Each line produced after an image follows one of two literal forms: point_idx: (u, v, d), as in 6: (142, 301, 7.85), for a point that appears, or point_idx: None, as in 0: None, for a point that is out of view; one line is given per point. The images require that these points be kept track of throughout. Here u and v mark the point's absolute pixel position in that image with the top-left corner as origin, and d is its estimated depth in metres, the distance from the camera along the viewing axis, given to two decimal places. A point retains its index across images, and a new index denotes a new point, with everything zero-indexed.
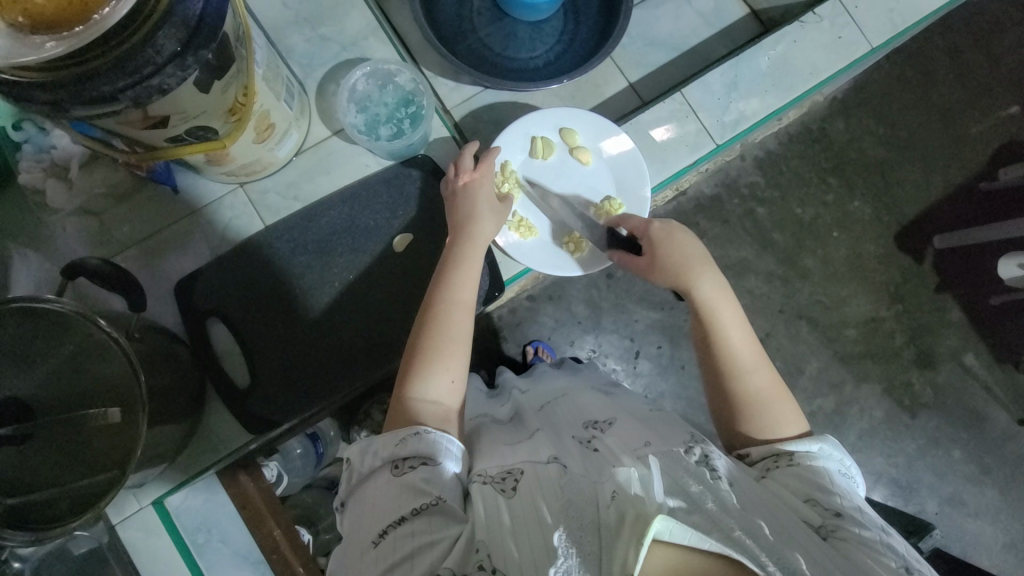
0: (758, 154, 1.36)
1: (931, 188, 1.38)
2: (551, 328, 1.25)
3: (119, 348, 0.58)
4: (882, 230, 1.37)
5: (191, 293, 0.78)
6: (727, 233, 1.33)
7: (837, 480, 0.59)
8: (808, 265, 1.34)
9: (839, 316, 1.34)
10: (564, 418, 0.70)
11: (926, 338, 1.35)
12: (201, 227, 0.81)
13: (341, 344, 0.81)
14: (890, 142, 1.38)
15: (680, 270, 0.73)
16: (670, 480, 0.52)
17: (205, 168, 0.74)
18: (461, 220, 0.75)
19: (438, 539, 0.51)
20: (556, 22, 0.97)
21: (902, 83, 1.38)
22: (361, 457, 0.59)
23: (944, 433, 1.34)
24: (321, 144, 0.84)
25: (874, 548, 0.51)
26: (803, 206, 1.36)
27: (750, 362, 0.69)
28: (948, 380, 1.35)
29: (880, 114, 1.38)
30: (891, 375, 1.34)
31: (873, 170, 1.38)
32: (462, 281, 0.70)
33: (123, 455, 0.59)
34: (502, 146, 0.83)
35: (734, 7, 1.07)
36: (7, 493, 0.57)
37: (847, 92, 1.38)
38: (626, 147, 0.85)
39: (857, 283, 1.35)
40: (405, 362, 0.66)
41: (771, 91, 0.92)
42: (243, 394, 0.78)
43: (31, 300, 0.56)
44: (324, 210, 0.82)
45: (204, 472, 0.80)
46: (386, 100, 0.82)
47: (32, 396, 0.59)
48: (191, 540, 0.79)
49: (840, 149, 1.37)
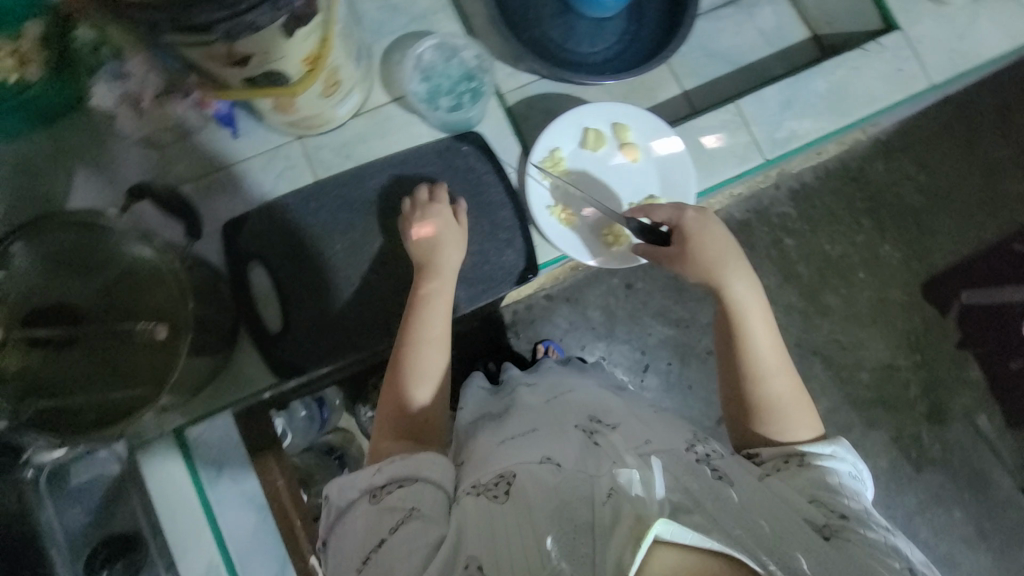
0: (794, 185, 1.35)
1: (964, 242, 1.37)
2: (563, 330, 1.25)
3: (174, 273, 0.62)
4: (908, 277, 1.35)
5: (238, 234, 0.80)
6: (752, 260, 1.33)
7: (844, 483, 0.61)
8: (829, 303, 1.34)
9: (855, 358, 1.33)
10: (567, 408, 0.71)
11: (940, 392, 1.33)
12: (253, 173, 0.84)
13: (361, 309, 0.82)
14: (927, 191, 1.37)
15: (716, 265, 0.72)
16: (672, 478, 0.55)
17: (269, 115, 0.76)
18: (427, 254, 0.76)
19: (422, 547, 0.54)
20: (619, 21, 0.99)
21: (947, 133, 1.37)
22: (340, 492, 0.62)
23: (947, 491, 1.32)
24: (378, 109, 0.86)
25: (878, 549, 0.52)
26: (832, 242, 1.35)
27: (772, 368, 0.70)
28: (957, 438, 1.33)
29: (921, 161, 1.37)
30: (899, 425, 1.32)
31: (908, 216, 1.37)
32: (430, 317, 0.72)
33: (158, 376, 0.61)
34: (555, 132, 0.85)
35: (796, 32, 1.09)
36: (38, 395, 0.59)
37: (890, 135, 1.37)
38: (677, 149, 0.86)
39: (876, 327, 1.34)
40: (381, 404, 0.68)
41: (825, 114, 0.92)
42: (273, 337, 0.80)
43: (104, 221, 0.61)
44: (374, 171, 0.84)
45: (219, 411, 0.82)
46: (449, 73, 0.86)
47: (78, 304, 0.61)
48: (202, 473, 0.81)
49: (876, 191, 1.37)
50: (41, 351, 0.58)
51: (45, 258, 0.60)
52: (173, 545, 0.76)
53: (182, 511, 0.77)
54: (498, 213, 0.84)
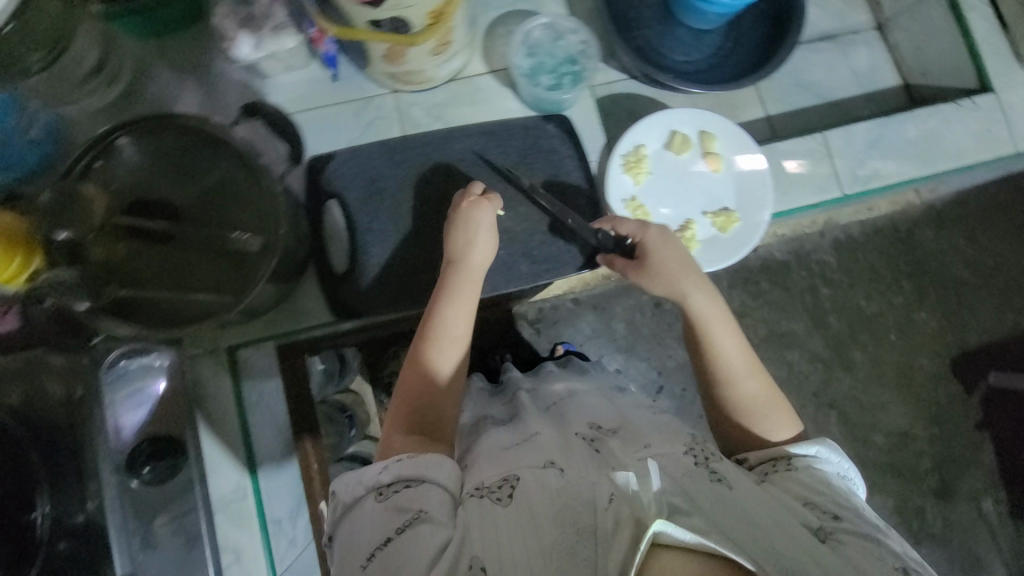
0: (839, 236, 1.34)
1: (1002, 323, 1.35)
2: (585, 336, 1.25)
3: (272, 188, 0.62)
4: (939, 348, 1.34)
5: (321, 173, 0.83)
6: (785, 302, 1.33)
7: (835, 482, 0.64)
8: (854, 359, 1.32)
9: (872, 419, 1.31)
10: (571, 415, 0.73)
11: (951, 469, 1.31)
12: (342, 119, 0.86)
13: (410, 269, 0.84)
14: (973, 266, 1.35)
15: (675, 280, 0.75)
16: (671, 481, 0.56)
17: (376, 63, 0.78)
18: (457, 249, 0.76)
19: (429, 549, 0.53)
20: (718, 36, 0.98)
21: (1003, 213, 1.36)
22: (348, 487, 0.61)
23: (941, 570, 1.28)
24: (472, 79, 0.88)
25: (871, 547, 0.55)
26: (868, 299, 1.34)
27: (743, 373, 0.73)
28: (961, 519, 1.30)
29: (971, 236, 1.36)
30: (906, 494, 1.29)
31: (949, 288, 1.35)
32: (454, 314, 0.71)
33: (241, 286, 0.62)
34: (642, 128, 0.86)
35: (889, 77, 1.09)
36: (122, 284, 0.61)
37: (944, 204, 1.37)
38: (760, 166, 0.86)
39: (898, 392, 1.33)
40: (398, 396, 0.69)
41: (910, 159, 0.92)
42: (338, 278, 0.82)
43: (215, 129, 0.62)
44: (460, 135, 0.86)
45: (263, 340, 0.84)
46: (554, 52, 0.86)
47: (178, 205, 0.63)
48: (246, 394, 0.83)
49: (922, 258, 1.35)
50: (141, 241, 0.62)
51: (157, 157, 0.64)
52: (211, 461, 0.77)
53: (223, 426, 0.79)
54: (574, 197, 0.85)
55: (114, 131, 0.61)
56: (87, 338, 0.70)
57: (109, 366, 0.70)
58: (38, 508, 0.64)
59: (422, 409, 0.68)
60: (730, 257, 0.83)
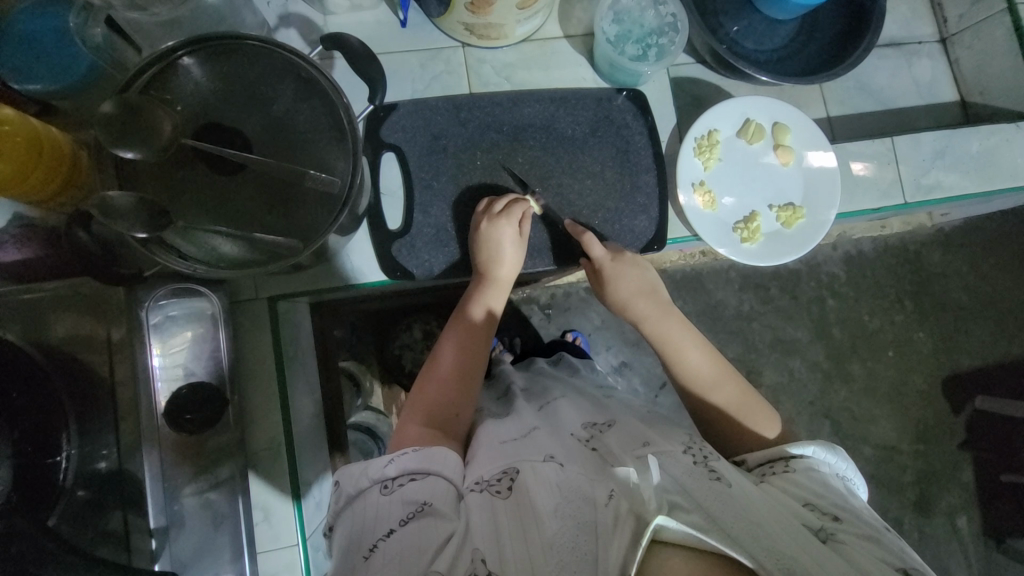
0: (850, 250, 1.36)
1: (995, 350, 1.37)
2: (594, 326, 1.24)
3: (349, 131, 0.59)
4: (934, 368, 1.36)
5: (380, 124, 0.79)
6: (792, 309, 1.34)
7: (832, 482, 0.62)
8: (852, 371, 1.34)
9: (862, 430, 1.33)
10: (565, 416, 0.71)
11: (931, 485, 1.32)
12: (402, 72, 0.82)
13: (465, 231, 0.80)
14: (975, 293, 1.38)
15: (630, 299, 0.79)
16: (671, 480, 0.54)
17: (455, 12, 0.72)
18: (481, 260, 0.76)
19: (436, 541, 0.50)
20: (793, 27, 0.95)
21: (1010, 242, 1.38)
22: (351, 476, 0.57)
23: None
24: (549, 41, 0.85)
25: (871, 547, 0.52)
26: (871, 314, 1.36)
27: (710, 382, 0.75)
28: (936, 533, 1.31)
29: (977, 263, 1.38)
30: (886, 503, 1.30)
31: (949, 311, 1.37)
32: (473, 323, 0.73)
33: (309, 231, 0.58)
34: (719, 112, 0.84)
35: (945, 91, 1.07)
36: (181, 218, 0.56)
37: (955, 229, 1.38)
38: (830, 164, 0.85)
39: (890, 406, 1.34)
40: (412, 397, 0.68)
41: (971, 174, 0.93)
42: (391, 235, 0.79)
43: (300, 58, 0.58)
44: (529, 100, 0.82)
45: (295, 295, 0.78)
46: (643, 23, 0.83)
47: (247, 136, 0.58)
48: (285, 349, 0.78)
49: (927, 278, 1.37)
50: (207, 172, 0.57)
51: (230, 78, 0.58)
52: (249, 410, 0.75)
53: (261, 378, 0.75)
54: (642, 175, 0.84)
55: (180, 48, 0.56)
56: (140, 271, 0.66)
57: (156, 306, 0.68)
58: (65, 450, 0.60)
59: (436, 413, 0.66)
60: (798, 251, 0.82)
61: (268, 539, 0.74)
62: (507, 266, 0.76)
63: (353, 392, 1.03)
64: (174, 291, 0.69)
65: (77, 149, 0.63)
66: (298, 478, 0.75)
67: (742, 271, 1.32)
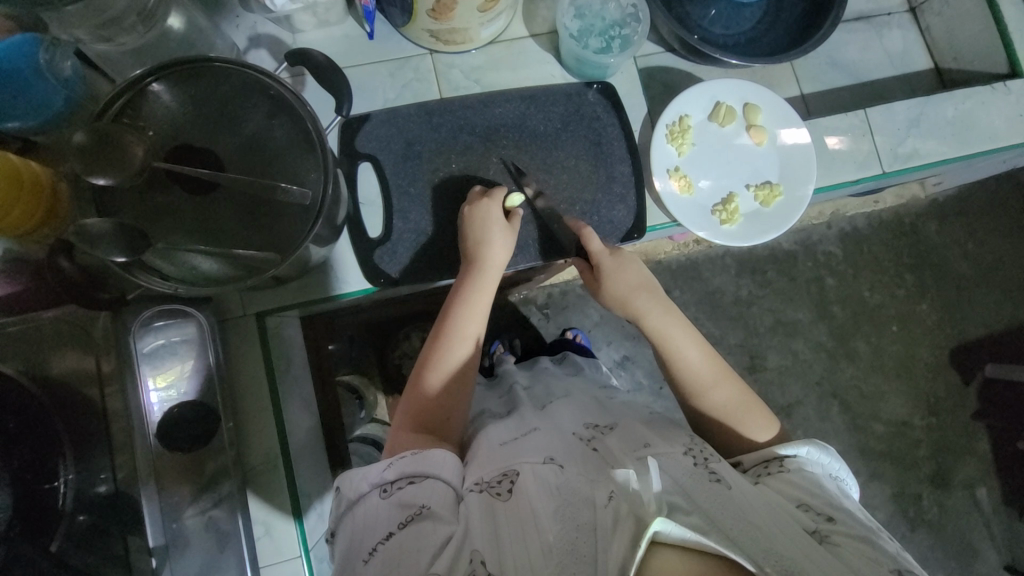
0: (844, 227, 1.35)
1: (999, 316, 1.36)
2: (593, 322, 1.25)
3: (318, 144, 0.60)
4: (938, 340, 1.35)
5: (355, 136, 0.81)
6: (790, 291, 1.33)
7: (826, 482, 0.61)
8: (856, 349, 1.33)
9: (871, 408, 1.31)
10: (565, 418, 0.71)
11: (947, 458, 1.31)
12: (374, 83, 0.84)
13: (446, 235, 0.81)
14: (973, 260, 1.37)
15: (628, 296, 0.76)
16: (671, 481, 0.55)
17: (419, 20, 0.73)
18: (470, 247, 0.75)
19: (435, 543, 0.50)
20: (757, 8, 0.96)
21: (1002, 207, 1.38)
22: (349, 482, 0.58)
23: (935, 556, 1.27)
24: (515, 41, 0.86)
25: (868, 548, 0.51)
26: (871, 290, 1.35)
27: (710, 381, 0.72)
28: (956, 507, 1.29)
29: (973, 230, 1.37)
30: (903, 480, 1.29)
31: (948, 281, 1.36)
32: (467, 314, 0.71)
33: (284, 244, 0.59)
34: (688, 97, 0.84)
35: (918, 59, 1.08)
36: (159, 240, 0.58)
37: (948, 198, 1.37)
38: (803, 140, 0.85)
39: (898, 381, 1.33)
40: (406, 394, 0.68)
41: (949, 139, 0.93)
42: (372, 243, 0.80)
43: (265, 75, 0.59)
44: (501, 101, 0.84)
45: (285, 310, 0.80)
46: (604, 16, 0.85)
47: (219, 155, 0.59)
48: (276, 364, 0.79)
49: (924, 249, 1.36)
50: (183, 193, 0.58)
51: (199, 101, 0.59)
52: (245, 425, 0.76)
53: (254, 394, 0.76)
54: (617, 166, 0.84)
55: (148, 74, 0.57)
56: (122, 295, 0.68)
57: (148, 327, 0.69)
58: (61, 475, 0.62)
59: (429, 411, 0.66)
60: (776, 229, 0.83)
61: (272, 553, 0.75)
62: (497, 252, 0.75)
63: (355, 405, 1.04)
64: (168, 313, 0.70)
65: (57, 180, 0.65)
66: (298, 491, 0.76)
67: (737, 256, 1.32)
